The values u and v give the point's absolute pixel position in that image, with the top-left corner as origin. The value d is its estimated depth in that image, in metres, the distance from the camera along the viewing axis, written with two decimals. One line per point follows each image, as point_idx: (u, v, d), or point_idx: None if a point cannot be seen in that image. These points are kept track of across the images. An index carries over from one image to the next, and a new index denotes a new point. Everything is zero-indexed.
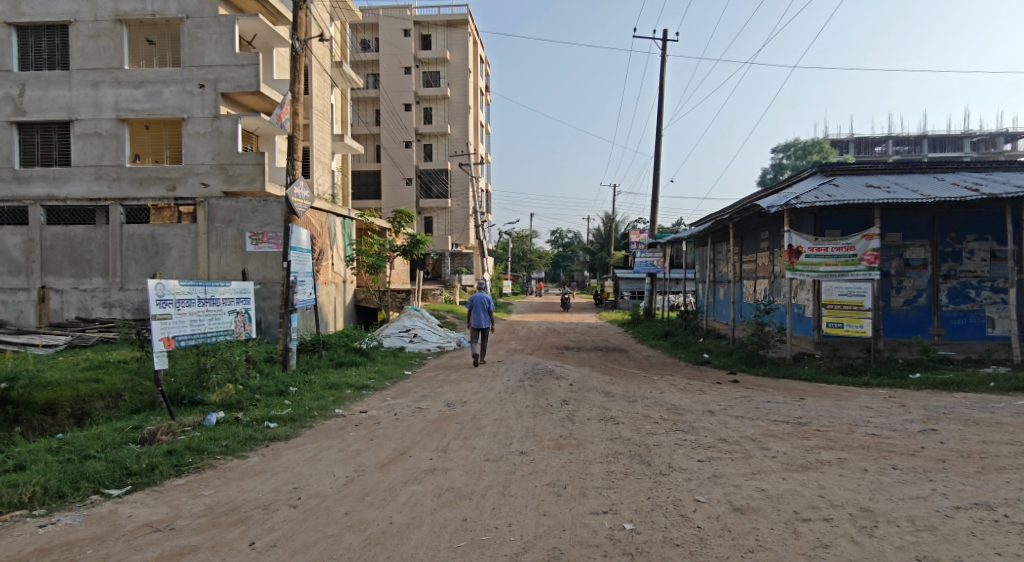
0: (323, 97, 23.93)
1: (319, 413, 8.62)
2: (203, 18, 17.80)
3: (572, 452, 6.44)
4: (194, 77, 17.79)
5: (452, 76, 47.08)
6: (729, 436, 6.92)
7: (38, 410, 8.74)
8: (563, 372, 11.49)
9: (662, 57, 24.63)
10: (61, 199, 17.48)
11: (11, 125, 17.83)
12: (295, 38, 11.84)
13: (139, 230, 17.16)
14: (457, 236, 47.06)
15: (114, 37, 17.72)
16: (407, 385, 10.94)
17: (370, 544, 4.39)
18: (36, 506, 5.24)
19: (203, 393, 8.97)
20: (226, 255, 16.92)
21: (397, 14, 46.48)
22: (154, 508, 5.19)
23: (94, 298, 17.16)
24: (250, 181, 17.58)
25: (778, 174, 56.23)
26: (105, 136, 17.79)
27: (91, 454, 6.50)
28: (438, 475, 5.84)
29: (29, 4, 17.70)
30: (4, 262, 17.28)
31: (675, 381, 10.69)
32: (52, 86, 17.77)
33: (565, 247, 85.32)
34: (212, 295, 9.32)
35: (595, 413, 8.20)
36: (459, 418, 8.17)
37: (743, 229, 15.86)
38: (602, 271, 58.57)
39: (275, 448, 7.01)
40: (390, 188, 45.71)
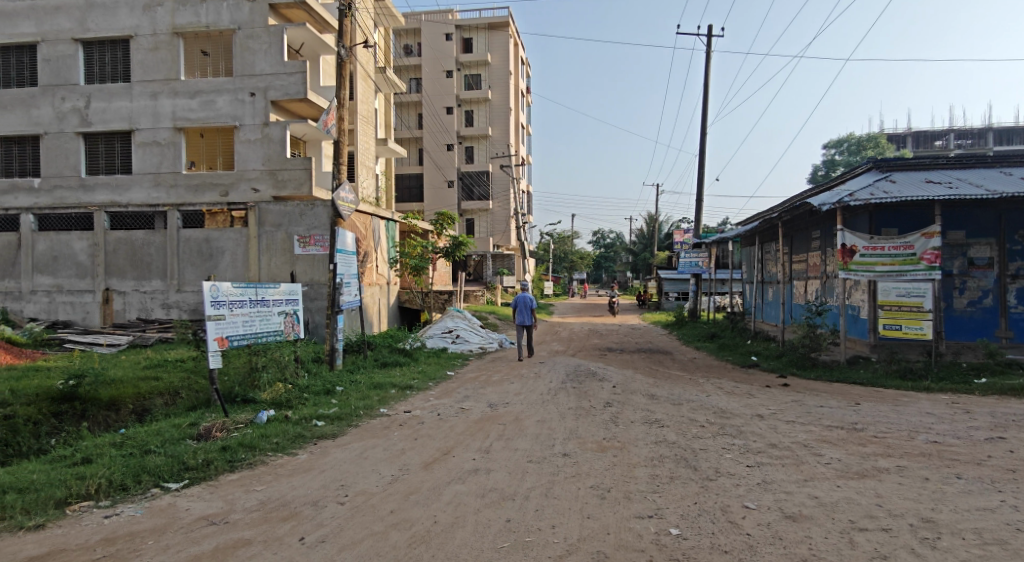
0: (367, 102, 24.38)
1: (365, 412, 8.77)
2: (254, 29, 18.32)
3: (617, 455, 6.39)
4: (245, 85, 18.33)
5: (494, 78, 47.29)
6: (780, 440, 6.75)
7: (103, 406, 9.14)
8: (607, 374, 11.41)
9: (708, 54, 24.14)
10: (123, 205, 18.29)
11: (77, 135, 18.72)
12: (341, 45, 12.03)
13: (194, 234, 17.80)
14: (499, 238, 47.28)
15: (171, 50, 18.46)
16: (451, 385, 11.06)
17: (415, 542, 4.44)
18: (102, 497, 5.48)
19: (255, 391, 9.31)
20: (275, 257, 17.40)
21: (439, 18, 46.96)
22: (209, 502, 5.37)
23: (153, 299, 17.90)
24: (298, 186, 17.96)
25: (831, 171, 54.50)
26: (163, 144, 18.50)
27: (151, 449, 6.76)
28: (481, 476, 5.87)
29: (94, 20, 18.62)
30: (72, 265, 18.19)
31: (721, 384, 10.49)
32: (115, 97, 18.62)
33: (608, 248, 84.73)
34: (264, 296, 9.58)
35: (640, 415, 8.12)
36: (502, 418, 8.23)
37: (793, 228, 15.46)
38: (646, 271, 57.90)
39: (323, 446, 7.16)
40: (433, 190, 46.29)
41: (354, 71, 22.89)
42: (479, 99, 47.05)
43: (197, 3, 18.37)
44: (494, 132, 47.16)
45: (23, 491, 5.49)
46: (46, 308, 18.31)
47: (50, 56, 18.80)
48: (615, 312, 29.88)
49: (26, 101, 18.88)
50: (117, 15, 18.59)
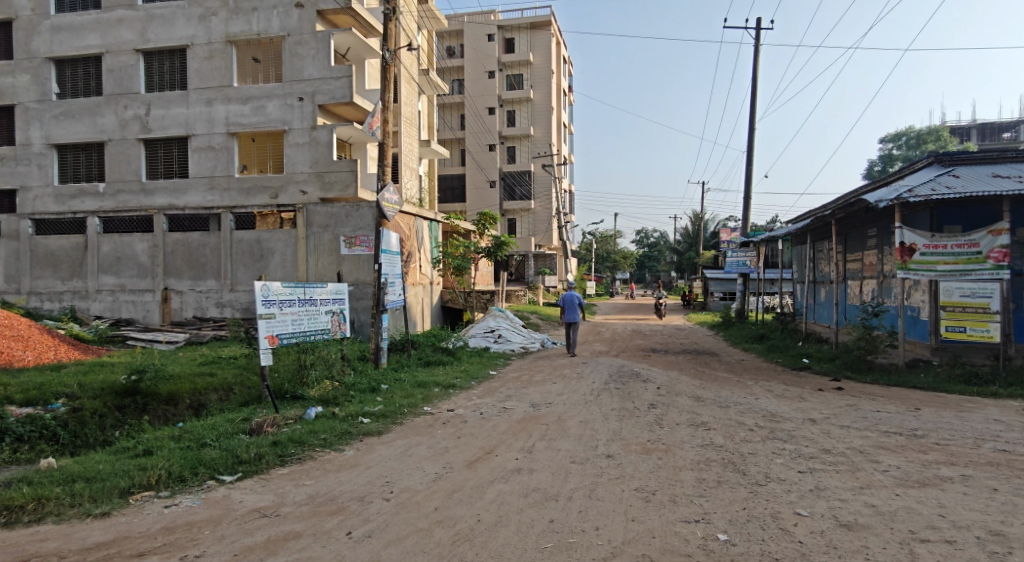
0: (411, 104, 24.69)
1: (409, 410, 8.89)
2: (303, 35, 18.77)
3: (662, 458, 6.28)
4: (294, 90, 18.79)
5: (536, 77, 47.26)
6: (834, 446, 6.53)
7: (162, 400, 9.55)
8: (651, 375, 11.24)
9: (756, 49, 23.54)
10: (181, 208, 19.00)
11: (139, 141, 19.54)
12: (386, 49, 12.20)
13: (247, 235, 18.38)
14: (541, 238, 47.22)
15: (225, 58, 19.11)
16: (493, 385, 11.03)
17: (459, 540, 4.47)
18: (162, 488, 5.70)
19: (304, 388, 9.59)
20: (323, 258, 17.79)
21: (482, 19, 47.21)
22: (261, 495, 5.53)
23: (208, 298, 18.56)
24: (345, 188, 18.30)
25: (887, 165, 52.49)
26: (217, 149, 19.13)
27: (207, 442, 7.01)
28: (524, 475, 5.87)
29: (154, 31, 19.45)
30: (133, 266, 19.03)
31: (771, 387, 10.21)
32: (173, 104, 19.37)
33: (652, 247, 83.66)
34: (311, 295, 9.78)
35: (686, 418, 7.98)
36: (545, 419, 8.21)
37: (847, 226, 14.96)
38: (691, 271, 56.92)
39: (369, 443, 7.29)
40: (475, 191, 46.43)
41: (398, 73, 23.24)
42: (521, 99, 47.10)
43: (249, 12, 18.98)
44: (536, 132, 47.11)
45: (90, 480, 5.74)
46: (110, 306, 19.19)
47: (114, 67, 19.69)
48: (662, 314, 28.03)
49: (92, 110, 19.84)
50: (175, 26, 19.36)
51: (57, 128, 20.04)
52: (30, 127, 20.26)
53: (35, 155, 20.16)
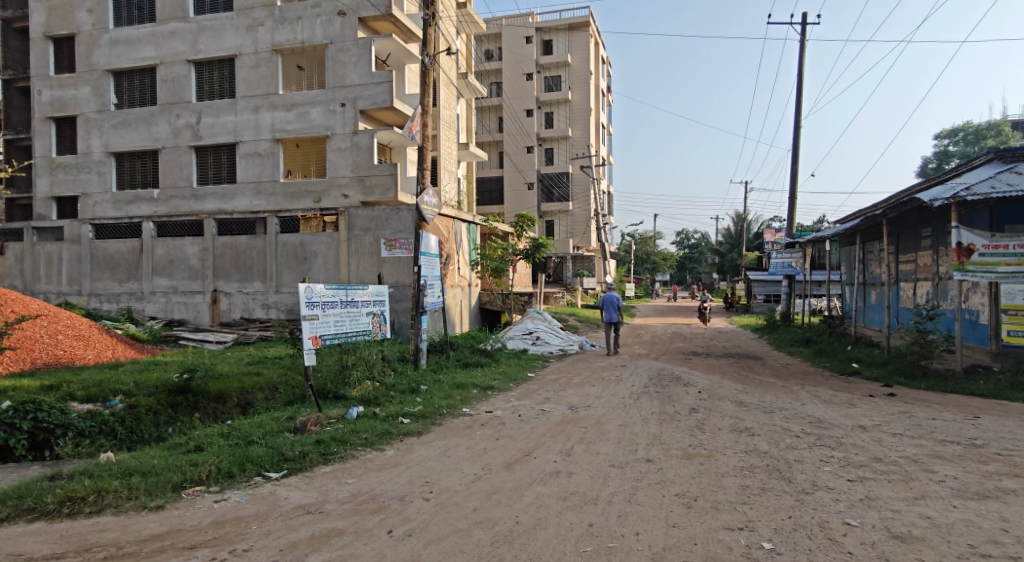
0: (450, 108, 24.91)
1: (448, 411, 9.00)
2: (345, 43, 19.16)
3: (704, 463, 6.19)
4: (336, 97, 19.20)
5: (574, 79, 47.13)
6: (886, 455, 6.33)
7: (212, 398, 9.90)
8: (692, 379, 11.07)
9: (803, 45, 22.95)
10: (230, 212, 19.68)
11: (190, 148, 20.26)
12: (426, 54, 12.34)
13: (291, 239, 18.78)
14: (579, 239, 47.03)
15: (271, 66, 19.67)
16: (531, 387, 11.04)
17: (498, 541, 4.50)
18: (212, 483, 5.90)
19: (346, 388, 9.82)
20: (364, 260, 18.05)
21: (520, 22, 47.34)
22: (306, 492, 5.68)
23: (255, 300, 19.08)
24: (385, 192, 18.72)
25: (944, 162, 50.50)
26: (264, 155, 19.70)
27: (254, 440, 7.22)
28: (563, 478, 5.87)
29: (204, 42, 20.15)
30: (185, 268, 19.72)
31: (818, 392, 9.94)
32: (222, 112, 20.02)
33: (693, 249, 82.38)
34: (353, 297, 9.97)
35: (728, 423, 7.84)
36: (584, 422, 8.17)
37: (900, 226, 14.47)
38: (734, 273, 55.82)
39: (409, 443, 7.40)
40: (513, 194, 46.52)
41: (438, 78, 23.53)
42: (558, 101, 47.10)
43: (294, 21, 19.50)
44: (575, 133, 46.96)
45: (145, 474, 5.98)
46: (163, 307, 19.93)
47: (167, 77, 20.48)
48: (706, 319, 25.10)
49: (147, 119, 20.67)
50: (224, 36, 20.01)
51: (115, 137, 20.97)
52: (90, 136, 21.26)
53: (95, 163, 21.16)
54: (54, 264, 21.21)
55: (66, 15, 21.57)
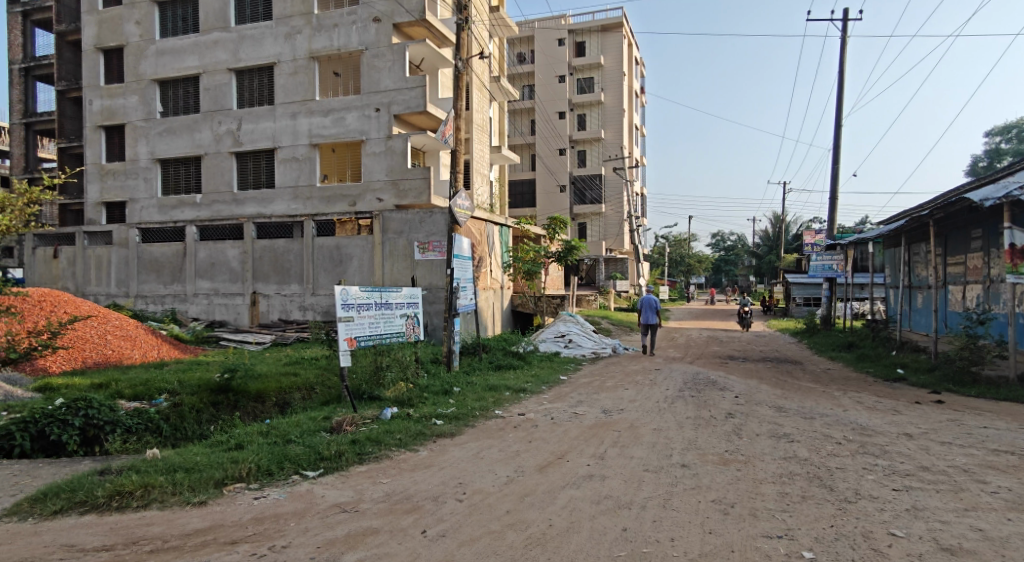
0: (483, 112, 25.03)
1: (481, 413, 9.05)
2: (379, 49, 19.45)
3: (741, 469, 6.08)
4: (371, 102, 19.48)
5: (607, 80, 46.92)
6: (934, 464, 6.13)
7: (252, 398, 10.16)
8: (729, 383, 10.88)
9: (844, 41, 22.38)
10: (269, 216, 20.15)
11: (231, 154, 20.82)
12: (459, 58, 12.45)
13: (327, 242, 19.11)
14: (612, 242, 46.74)
15: (309, 73, 20.08)
16: (564, 390, 11.02)
17: (532, 543, 4.51)
18: (252, 480, 6.05)
19: (381, 388, 9.97)
20: (398, 263, 18.26)
21: (553, 24, 47.39)
22: (342, 491, 5.77)
23: (292, 302, 19.45)
24: (418, 195, 18.86)
25: (995, 160, 48.63)
26: (301, 160, 20.11)
27: (292, 439, 7.37)
28: (596, 482, 5.85)
29: (245, 51, 20.70)
30: (226, 271, 20.26)
31: (860, 398, 9.68)
32: (261, 119, 20.51)
33: (728, 251, 81.02)
34: (387, 299, 10.06)
35: (766, 429, 7.69)
36: (617, 425, 8.12)
37: (948, 227, 14.00)
38: (773, 275, 54.69)
39: (442, 444, 7.46)
40: (546, 196, 46.48)
41: (471, 82, 23.75)
42: (591, 103, 46.95)
43: (330, 28, 19.88)
44: (608, 135, 46.72)
45: (189, 470, 6.16)
46: (206, 309, 20.49)
47: (209, 86, 21.09)
48: (748, 326, 24.19)
49: (191, 126, 21.31)
50: (264, 45, 20.53)
51: (161, 144, 21.68)
52: (138, 143, 22.03)
53: (142, 169, 21.92)
54: (103, 267, 22.02)
55: (115, 28, 22.44)
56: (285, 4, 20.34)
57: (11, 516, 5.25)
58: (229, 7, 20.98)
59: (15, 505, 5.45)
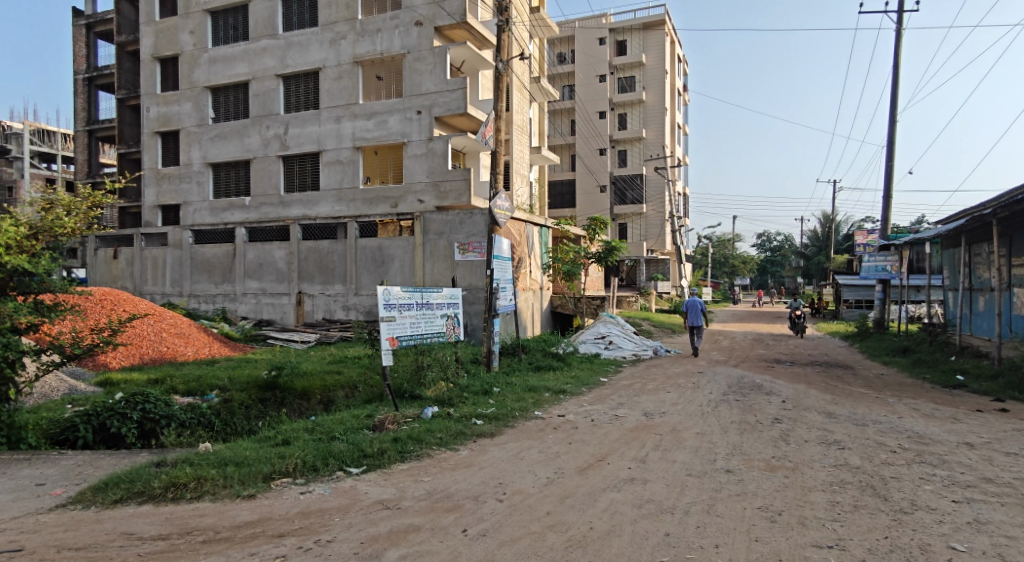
0: (523, 113, 25.05)
1: (520, 413, 9.06)
2: (421, 52, 19.65)
3: (788, 477, 5.92)
4: (413, 104, 19.71)
5: (649, 78, 46.38)
6: (997, 475, 5.85)
7: (297, 395, 10.41)
8: (775, 388, 10.61)
9: (900, 32, 21.56)
10: (314, 218, 20.58)
11: (278, 158, 21.38)
12: (499, 59, 12.48)
13: (369, 243, 19.43)
14: (653, 242, 46.15)
15: (353, 78, 20.46)
16: (605, 392, 10.93)
17: (572, 545, 4.49)
18: (298, 475, 6.19)
19: (422, 388, 10.10)
20: (438, 263, 18.42)
21: (593, 24, 47.19)
22: (384, 488, 5.85)
23: (336, 302, 19.84)
24: (459, 197, 18.94)
25: None
26: (345, 163, 20.49)
27: (336, 436, 7.52)
28: (637, 485, 5.77)
29: (292, 57, 21.23)
30: (273, 271, 20.83)
31: (917, 405, 9.32)
32: (307, 123, 20.99)
33: (775, 251, 78.97)
34: (427, 299, 10.14)
35: (815, 435, 7.48)
36: (659, 428, 8.01)
37: (1012, 226, 13.35)
38: (822, 277, 52.97)
39: (482, 444, 7.49)
40: (586, 197, 46.24)
41: (511, 83, 23.76)
42: (633, 102, 46.49)
43: (374, 33, 20.21)
44: (649, 134, 46.21)
45: (238, 464, 6.34)
46: (254, 308, 21.09)
47: (258, 91, 21.70)
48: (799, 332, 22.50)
49: (240, 131, 21.97)
50: (309, 51, 21.01)
51: (212, 148, 22.41)
52: (191, 148, 22.83)
53: (195, 173, 22.69)
54: (159, 268, 22.95)
55: (171, 38, 23.36)
56: (330, 10, 20.77)
57: (75, 504, 5.50)
58: (277, 14, 21.55)
59: (80, 494, 5.71)
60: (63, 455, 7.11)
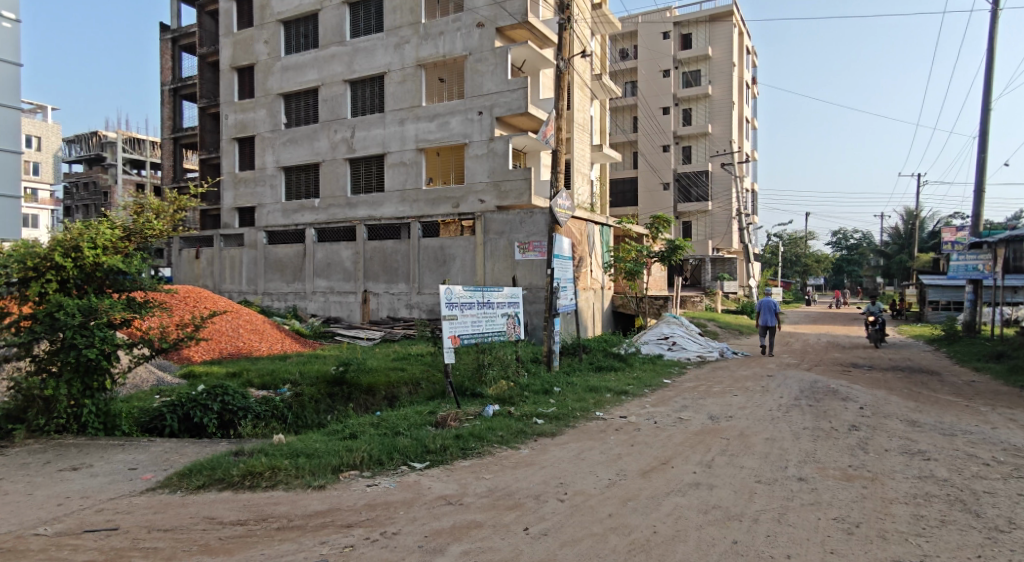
0: (584, 111, 24.85)
1: (581, 414, 8.96)
2: (483, 53, 19.77)
3: (867, 487, 5.61)
4: (474, 105, 19.85)
5: (715, 72, 45.12)
6: None
7: (363, 390, 10.69)
8: (852, 393, 10.10)
9: (995, 13, 20.09)
10: (378, 218, 21.07)
11: (345, 160, 22.03)
12: (560, 58, 12.41)
13: (431, 243, 19.74)
14: (719, 241, 44.85)
15: (416, 81, 20.83)
16: (668, 394, 10.69)
17: (635, 549, 4.40)
18: (365, 468, 6.35)
19: (483, 386, 10.18)
20: (499, 263, 18.49)
21: (657, 18, 46.31)
22: (447, 483, 5.92)
23: (400, 300, 20.27)
24: (519, 196, 18.94)
25: None
26: (409, 164, 20.88)
27: (400, 431, 7.66)
28: (703, 491, 5.61)
29: (359, 63, 21.81)
30: (340, 270, 21.50)
31: (1013, 416, 8.66)
32: (373, 126, 21.53)
33: (851, 250, 75.26)
34: (488, 299, 10.18)
35: (896, 444, 7.06)
36: (726, 433, 7.77)
37: None
38: (904, 278, 49.97)
39: (543, 443, 7.45)
40: (649, 195, 45.47)
41: (572, 81, 23.64)
42: (698, 97, 45.35)
43: (437, 36, 20.50)
44: (715, 130, 44.96)
45: (309, 456, 6.55)
46: (323, 306, 21.82)
47: (327, 97, 22.41)
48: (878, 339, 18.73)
49: (310, 136, 22.76)
50: (375, 56, 21.53)
51: (285, 153, 23.30)
52: (265, 153, 23.82)
53: (269, 177, 23.69)
54: (236, 267, 24.11)
55: (247, 48, 24.45)
56: (395, 16, 21.23)
57: (163, 488, 5.82)
58: (345, 22, 22.19)
59: (167, 479, 6.04)
60: (152, 442, 7.55)
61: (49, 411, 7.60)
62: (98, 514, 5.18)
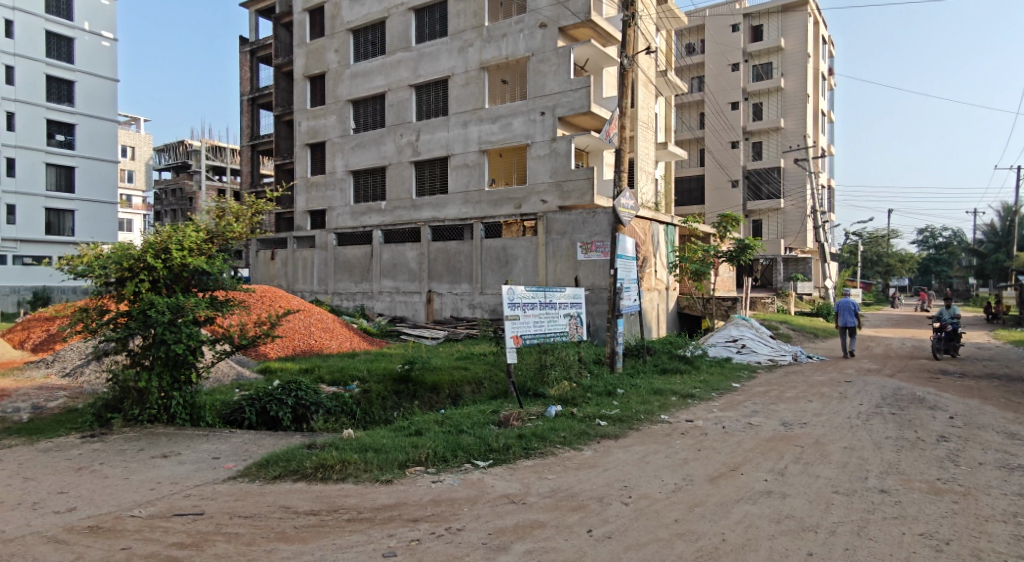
0: (648, 109, 24.38)
1: (646, 416, 8.80)
2: (545, 53, 19.73)
3: (957, 502, 5.24)
4: (537, 106, 19.83)
5: (788, 64, 43.37)
6: None
7: (428, 389, 10.88)
8: (941, 402, 9.46)
9: None
10: (443, 219, 21.40)
11: (410, 163, 22.49)
12: (624, 55, 12.20)
13: (494, 243, 19.88)
14: (792, 240, 43.05)
15: (479, 83, 21.02)
16: (736, 399, 10.34)
17: (703, 556, 4.28)
18: (430, 464, 6.44)
19: (545, 387, 10.16)
20: (561, 263, 18.38)
21: (726, 11, 45.00)
22: (510, 482, 5.92)
23: (463, 300, 20.51)
24: (581, 196, 18.78)
25: None
26: (472, 165, 21.10)
27: (464, 429, 7.74)
28: (775, 499, 5.38)
29: (424, 67, 22.22)
30: (406, 271, 21.98)
31: None
32: (437, 129, 21.87)
33: (939, 250, 70.50)
34: (550, 299, 10.12)
35: (991, 457, 6.57)
36: (800, 440, 7.44)
37: None
38: (1000, 279, 46.35)
39: (606, 445, 7.36)
40: (716, 193, 44.22)
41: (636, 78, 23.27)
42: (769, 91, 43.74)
43: (500, 38, 20.62)
44: (787, 124, 43.25)
45: (377, 450, 6.71)
46: (389, 305, 22.36)
47: (393, 102, 22.95)
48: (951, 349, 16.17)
49: (377, 140, 23.35)
50: (439, 60, 21.88)
51: (353, 157, 24.01)
52: (335, 157, 24.63)
53: (338, 180, 24.49)
54: (309, 267, 25.07)
55: (319, 57, 25.35)
56: (459, 19, 21.51)
57: (243, 477, 6.09)
58: (411, 28, 22.65)
59: (246, 468, 6.31)
60: (233, 433, 7.92)
61: (143, 402, 8.11)
62: (185, 499, 5.48)
